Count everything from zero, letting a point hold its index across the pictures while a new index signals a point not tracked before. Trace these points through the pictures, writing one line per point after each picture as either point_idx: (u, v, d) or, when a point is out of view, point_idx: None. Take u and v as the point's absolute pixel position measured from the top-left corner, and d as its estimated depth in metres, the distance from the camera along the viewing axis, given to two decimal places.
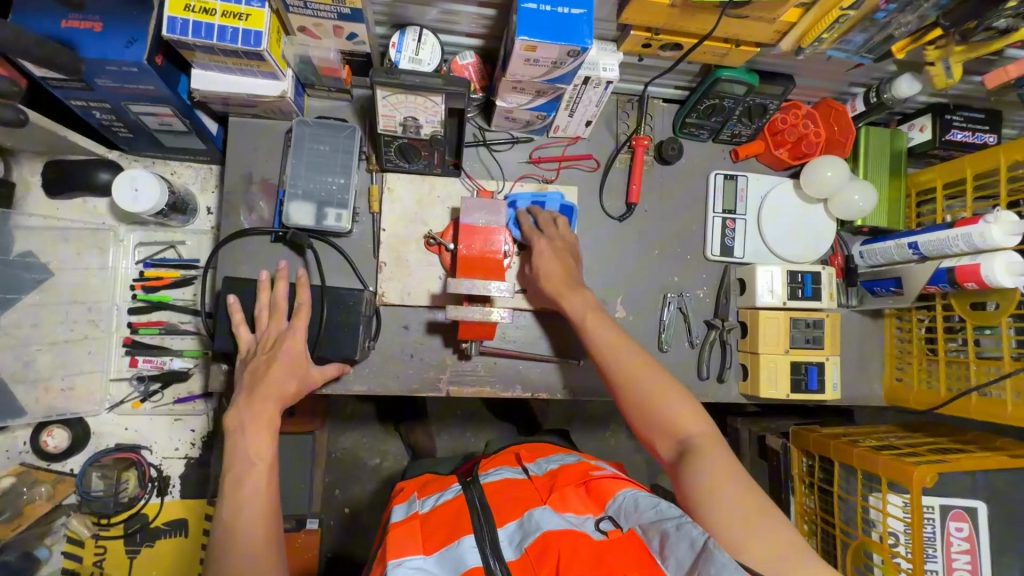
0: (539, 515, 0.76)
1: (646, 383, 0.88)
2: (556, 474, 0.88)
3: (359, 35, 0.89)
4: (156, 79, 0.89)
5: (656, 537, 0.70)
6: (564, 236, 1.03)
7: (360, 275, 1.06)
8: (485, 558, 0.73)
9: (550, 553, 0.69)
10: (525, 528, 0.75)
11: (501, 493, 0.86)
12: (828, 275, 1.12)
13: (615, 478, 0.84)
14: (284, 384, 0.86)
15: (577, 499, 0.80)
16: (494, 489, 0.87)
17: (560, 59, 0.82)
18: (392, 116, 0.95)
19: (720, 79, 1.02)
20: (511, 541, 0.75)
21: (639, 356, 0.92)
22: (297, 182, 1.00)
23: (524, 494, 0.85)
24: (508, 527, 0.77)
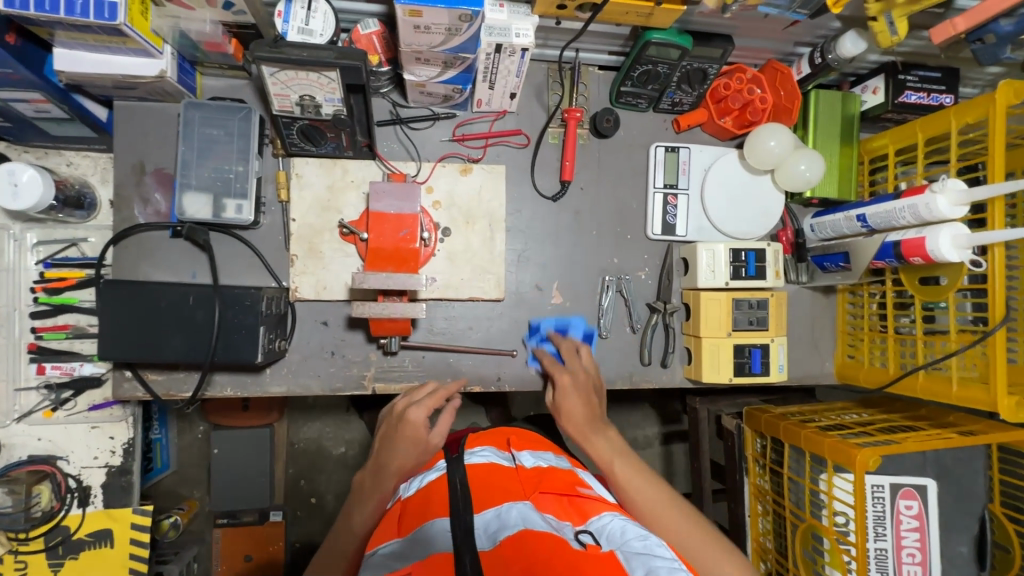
0: (519, 510, 0.69)
1: (647, 495, 0.82)
2: (543, 473, 0.81)
3: (235, 4, 0.80)
4: (10, 62, 0.79)
5: (642, 568, 0.61)
6: (586, 368, 0.99)
7: (272, 270, 0.99)
8: (457, 544, 0.63)
9: (523, 551, 0.61)
10: (502, 519, 0.67)
11: (484, 473, 0.78)
12: (773, 252, 1.05)
13: (601, 502, 0.77)
14: (404, 453, 0.86)
15: (557, 506, 0.73)
16: (480, 469, 0.79)
17: (454, 26, 0.73)
18: (285, 95, 0.86)
19: (650, 43, 0.93)
20: (485, 530, 0.67)
21: (661, 487, 0.84)
22: (190, 171, 0.91)
23: (504, 483, 0.76)
24: (484, 513, 0.69)
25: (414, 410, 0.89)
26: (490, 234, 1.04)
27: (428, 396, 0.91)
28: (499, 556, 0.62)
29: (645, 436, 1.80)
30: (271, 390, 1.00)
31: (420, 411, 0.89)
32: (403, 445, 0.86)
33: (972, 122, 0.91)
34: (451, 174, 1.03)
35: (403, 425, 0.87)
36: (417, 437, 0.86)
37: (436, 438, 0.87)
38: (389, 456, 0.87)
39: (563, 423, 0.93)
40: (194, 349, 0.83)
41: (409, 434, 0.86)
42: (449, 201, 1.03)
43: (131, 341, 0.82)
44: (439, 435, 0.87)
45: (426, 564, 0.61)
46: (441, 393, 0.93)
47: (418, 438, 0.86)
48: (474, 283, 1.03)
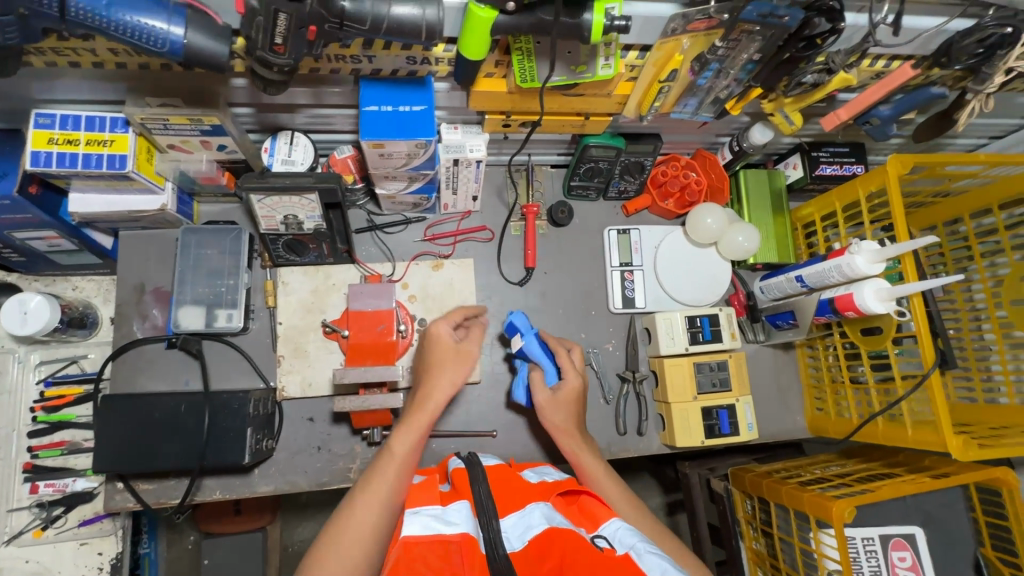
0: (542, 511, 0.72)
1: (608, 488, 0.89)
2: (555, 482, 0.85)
3: (229, 146, 0.93)
4: (31, 207, 0.91)
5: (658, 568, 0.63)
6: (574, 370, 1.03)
7: (261, 372, 1.06)
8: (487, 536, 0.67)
9: (554, 550, 0.64)
10: (527, 520, 0.71)
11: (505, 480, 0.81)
12: (725, 316, 1.14)
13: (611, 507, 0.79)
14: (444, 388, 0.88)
15: (574, 512, 0.77)
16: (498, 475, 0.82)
17: (413, 152, 0.86)
18: (272, 215, 0.98)
19: (588, 146, 1.08)
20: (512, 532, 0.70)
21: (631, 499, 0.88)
22: (186, 289, 1.02)
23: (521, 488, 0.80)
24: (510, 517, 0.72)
25: (441, 324, 0.93)
26: None
27: (455, 313, 0.97)
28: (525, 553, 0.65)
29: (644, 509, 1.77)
30: (260, 490, 1.03)
31: (448, 324, 0.94)
32: (434, 358, 0.90)
33: (875, 190, 1.03)
34: (424, 270, 1.13)
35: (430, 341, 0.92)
36: (451, 348, 0.90)
37: (466, 350, 0.91)
38: (428, 367, 0.89)
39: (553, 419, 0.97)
40: (185, 455, 0.88)
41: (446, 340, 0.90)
42: (423, 294, 1.12)
43: (126, 452, 0.87)
44: (470, 357, 0.91)
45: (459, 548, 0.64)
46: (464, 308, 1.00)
47: (450, 351, 0.90)
48: None
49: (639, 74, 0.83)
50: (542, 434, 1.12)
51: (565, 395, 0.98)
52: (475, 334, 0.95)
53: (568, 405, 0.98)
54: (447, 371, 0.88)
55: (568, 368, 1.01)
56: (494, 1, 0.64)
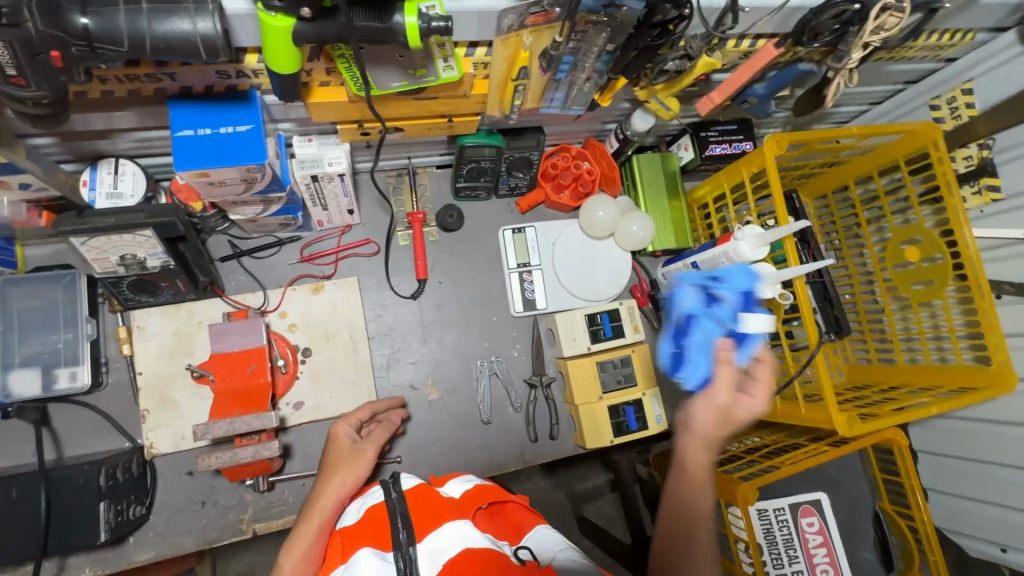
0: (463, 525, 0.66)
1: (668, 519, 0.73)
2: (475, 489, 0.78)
3: (33, 184, 0.80)
4: None
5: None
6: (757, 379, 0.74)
7: (123, 430, 0.95)
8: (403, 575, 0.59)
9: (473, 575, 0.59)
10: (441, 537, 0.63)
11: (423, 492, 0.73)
12: (626, 310, 1.11)
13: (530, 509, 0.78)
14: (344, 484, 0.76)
15: (494, 527, 0.73)
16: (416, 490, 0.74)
17: (250, 176, 0.77)
18: (104, 258, 0.85)
19: (465, 147, 1.00)
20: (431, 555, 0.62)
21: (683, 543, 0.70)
22: (12, 350, 0.88)
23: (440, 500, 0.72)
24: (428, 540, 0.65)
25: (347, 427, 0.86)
26: (353, 345, 1.05)
27: (360, 410, 0.91)
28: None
29: None
30: (137, 559, 0.93)
31: (351, 426, 0.86)
32: (334, 460, 0.80)
33: (756, 171, 1.03)
34: (303, 296, 1.04)
35: (331, 442, 0.83)
36: (350, 449, 0.82)
37: (366, 450, 0.83)
38: (320, 470, 0.80)
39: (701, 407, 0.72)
40: (25, 543, 0.78)
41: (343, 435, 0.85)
42: (303, 322, 1.03)
43: None
44: (369, 449, 0.82)
45: None
46: (370, 405, 0.93)
47: (348, 451, 0.81)
48: (343, 398, 1.03)
49: (490, 71, 0.76)
50: (451, 452, 1.08)
51: (715, 408, 0.71)
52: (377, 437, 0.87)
53: (716, 417, 0.71)
54: (346, 463, 0.79)
55: (763, 377, 0.73)
56: (285, 7, 0.55)
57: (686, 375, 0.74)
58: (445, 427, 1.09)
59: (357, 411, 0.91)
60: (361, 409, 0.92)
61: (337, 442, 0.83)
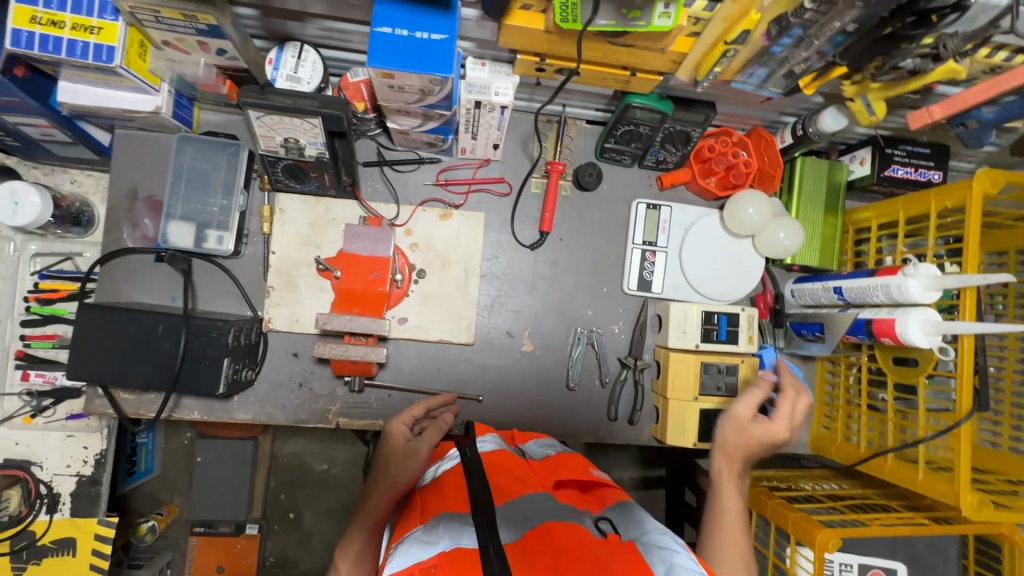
0: (541, 500, 0.67)
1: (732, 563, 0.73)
2: (553, 459, 0.80)
3: (228, 51, 0.84)
4: (18, 92, 0.84)
5: (663, 565, 0.58)
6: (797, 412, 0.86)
7: (249, 299, 1.01)
8: (482, 534, 0.58)
9: (551, 544, 0.59)
10: (526, 511, 0.65)
11: (498, 460, 0.76)
12: (747, 317, 1.04)
13: (614, 487, 0.78)
14: (397, 478, 0.74)
15: (574, 495, 0.74)
16: (493, 457, 0.77)
17: (426, 87, 0.76)
18: (271, 136, 0.89)
19: (630, 106, 0.94)
20: (509, 524, 0.63)
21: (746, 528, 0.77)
22: (176, 202, 0.95)
23: (518, 474, 0.74)
24: (507, 504, 0.66)
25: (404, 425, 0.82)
26: (464, 279, 1.06)
27: (415, 406, 0.87)
28: (527, 545, 0.59)
29: None
30: (237, 416, 1.02)
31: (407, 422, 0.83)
32: (387, 455, 0.78)
33: (952, 205, 0.89)
34: (430, 219, 1.05)
35: (385, 436, 0.81)
36: (403, 447, 0.79)
37: (419, 449, 0.78)
38: (378, 466, 0.78)
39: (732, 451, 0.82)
40: (157, 376, 0.86)
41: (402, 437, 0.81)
42: (426, 244, 1.05)
43: (101, 368, 0.85)
44: (421, 444, 0.78)
45: (451, 557, 0.55)
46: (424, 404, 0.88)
47: (400, 448, 0.78)
48: (444, 326, 1.05)
49: (702, 30, 0.70)
50: (530, 407, 1.09)
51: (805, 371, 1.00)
52: (432, 433, 0.81)
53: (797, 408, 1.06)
54: (397, 461, 0.77)
55: (780, 415, 0.83)
56: None
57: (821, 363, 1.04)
58: (530, 381, 1.09)
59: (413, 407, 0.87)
60: (416, 404, 0.89)
61: (389, 446, 0.80)
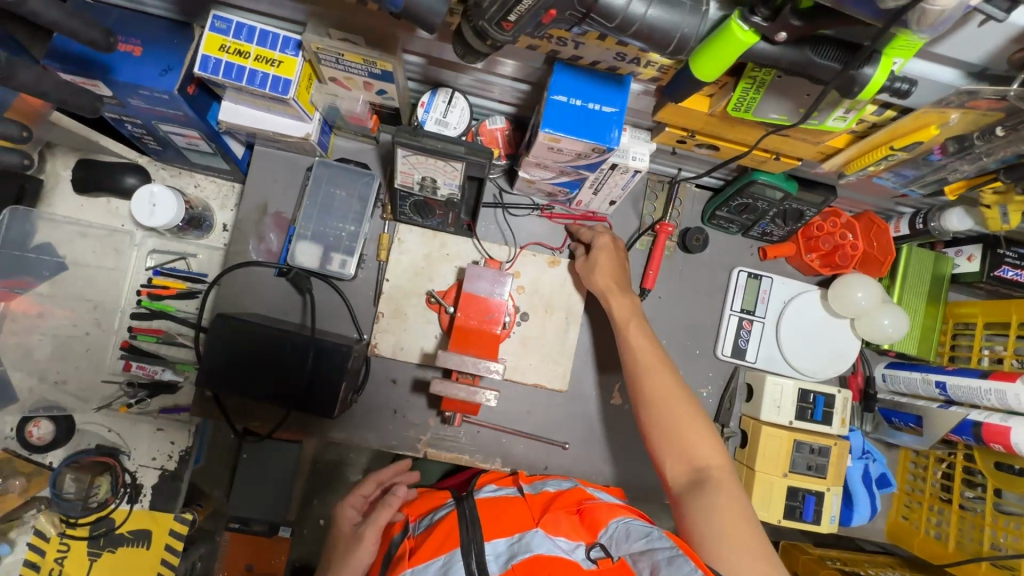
0: (532, 536, 0.70)
1: (667, 387, 0.86)
2: (553, 497, 0.80)
3: (388, 92, 0.88)
4: (185, 107, 0.89)
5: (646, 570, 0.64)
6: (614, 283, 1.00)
7: (357, 322, 1.04)
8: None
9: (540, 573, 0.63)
10: (513, 547, 0.68)
11: (492, 505, 0.79)
12: (843, 399, 1.05)
13: (612, 507, 0.76)
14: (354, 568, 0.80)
15: (570, 525, 0.72)
16: (489, 502, 0.80)
17: (585, 153, 0.78)
18: (410, 173, 0.93)
19: (755, 182, 0.97)
20: (498, 556, 0.68)
21: (662, 355, 0.91)
22: (308, 224, 0.99)
23: (514, 510, 0.77)
24: (497, 542, 0.70)
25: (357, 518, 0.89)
26: (565, 326, 1.08)
27: (363, 488, 0.94)
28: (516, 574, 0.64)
29: None
30: (331, 435, 1.04)
31: (353, 508, 0.92)
32: (335, 549, 0.85)
33: None
34: (539, 264, 1.08)
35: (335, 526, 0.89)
36: (350, 534, 0.87)
37: (364, 533, 0.82)
38: (329, 560, 0.84)
39: (628, 336, 0.94)
40: (281, 391, 0.90)
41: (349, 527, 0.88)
42: (532, 288, 1.07)
43: (229, 375, 0.89)
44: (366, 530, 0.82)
45: None
46: (373, 482, 0.96)
47: (347, 534, 0.87)
48: (540, 370, 1.06)
49: (866, 133, 0.72)
50: (612, 460, 1.09)
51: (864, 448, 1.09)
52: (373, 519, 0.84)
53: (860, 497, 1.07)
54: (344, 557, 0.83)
55: (591, 236, 1.05)
56: (761, 27, 0.54)
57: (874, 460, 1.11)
58: (615, 434, 1.10)
59: (361, 488, 0.94)
60: (369, 482, 0.97)
61: (342, 536, 0.88)
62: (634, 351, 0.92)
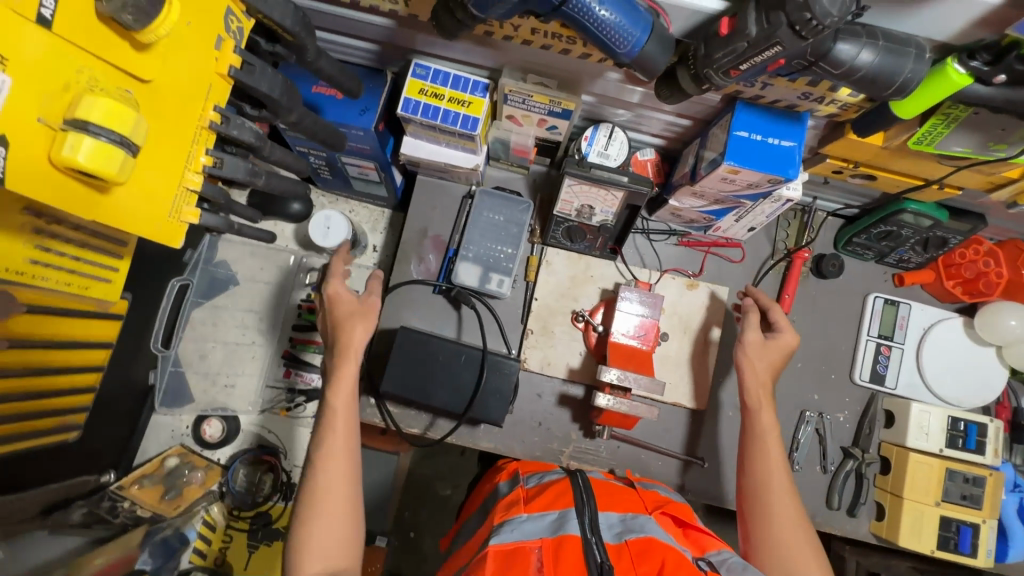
0: (645, 521, 0.73)
1: (789, 509, 0.81)
2: (665, 501, 0.82)
3: (559, 128, 0.97)
4: (375, 142, 1.00)
5: None
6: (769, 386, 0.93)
7: (506, 338, 1.11)
8: (585, 532, 0.69)
9: (654, 555, 0.65)
10: (628, 524, 0.72)
11: (607, 490, 0.83)
12: (995, 429, 1.03)
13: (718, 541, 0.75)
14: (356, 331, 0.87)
15: (677, 533, 0.74)
16: (602, 486, 0.84)
17: (757, 182, 0.84)
18: (571, 201, 1.01)
19: (904, 211, 0.99)
20: (611, 529, 0.72)
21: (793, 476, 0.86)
22: (471, 246, 1.09)
23: (627, 500, 0.80)
24: (610, 515, 0.75)
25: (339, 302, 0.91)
26: (703, 347, 1.11)
27: (336, 268, 0.95)
28: (627, 551, 0.66)
29: None
30: (480, 444, 1.10)
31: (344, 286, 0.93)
32: (335, 310, 0.90)
33: None
34: (677, 287, 1.13)
35: (330, 301, 0.90)
36: (352, 303, 0.90)
37: (370, 300, 0.91)
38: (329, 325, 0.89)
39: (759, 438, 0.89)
40: (454, 399, 0.97)
41: (325, 313, 0.90)
42: (672, 309, 1.12)
43: (406, 383, 0.97)
44: (351, 335, 0.86)
45: (557, 543, 0.67)
46: (341, 261, 0.97)
47: (348, 304, 0.90)
48: (680, 389, 1.10)
49: None
50: None
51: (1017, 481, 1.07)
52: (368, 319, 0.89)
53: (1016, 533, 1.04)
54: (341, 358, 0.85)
55: (784, 325, 0.97)
56: (979, 70, 0.59)
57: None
58: None
59: (336, 266, 0.96)
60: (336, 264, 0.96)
61: (340, 311, 0.89)
62: (765, 459, 0.87)
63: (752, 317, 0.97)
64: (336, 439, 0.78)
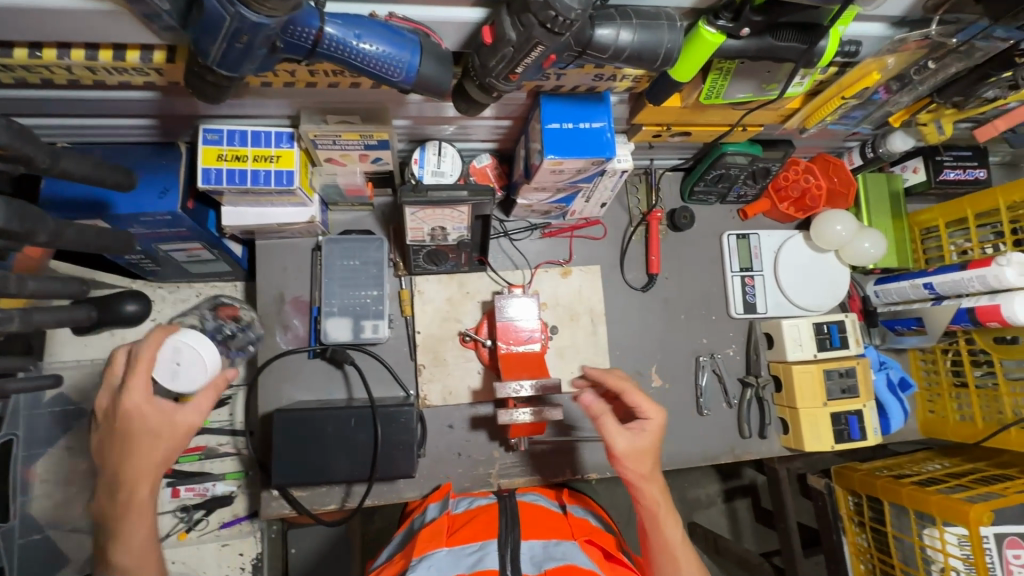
0: (566, 547, 0.73)
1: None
2: (589, 522, 0.82)
3: (383, 159, 0.92)
4: (188, 223, 0.89)
5: None
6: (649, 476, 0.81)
7: (401, 380, 1.06)
8: (502, 562, 0.69)
9: None
10: (549, 551, 0.72)
11: (532, 511, 0.82)
12: (852, 322, 1.15)
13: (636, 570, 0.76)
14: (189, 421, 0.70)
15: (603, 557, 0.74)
16: (529, 506, 0.84)
17: (584, 167, 0.86)
18: (420, 228, 0.97)
19: (726, 154, 1.06)
20: (533, 556, 0.71)
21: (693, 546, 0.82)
22: (333, 299, 1.02)
23: (553, 524, 0.80)
24: (532, 541, 0.74)
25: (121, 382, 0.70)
26: (593, 328, 1.13)
27: (140, 374, 0.68)
28: None
29: (708, 495, 1.64)
30: (406, 495, 1.04)
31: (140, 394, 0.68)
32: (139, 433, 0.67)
33: (1019, 199, 1.03)
34: (553, 278, 1.14)
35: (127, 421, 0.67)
36: (159, 416, 0.68)
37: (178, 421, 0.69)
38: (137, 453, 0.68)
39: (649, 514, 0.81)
40: (356, 467, 0.91)
41: (126, 434, 0.67)
42: (554, 301, 1.13)
43: (300, 467, 0.90)
44: (182, 419, 0.70)
45: None
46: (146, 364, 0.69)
47: (161, 423, 0.68)
48: (583, 375, 1.12)
49: (818, 91, 0.83)
50: (670, 439, 1.15)
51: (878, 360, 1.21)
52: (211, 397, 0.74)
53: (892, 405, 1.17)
54: (149, 447, 0.68)
55: (647, 409, 0.83)
56: (727, 28, 0.62)
57: (891, 369, 1.22)
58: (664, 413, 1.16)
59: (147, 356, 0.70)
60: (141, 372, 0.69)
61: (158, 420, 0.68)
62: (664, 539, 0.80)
63: (609, 421, 0.81)
64: (135, 516, 0.68)
